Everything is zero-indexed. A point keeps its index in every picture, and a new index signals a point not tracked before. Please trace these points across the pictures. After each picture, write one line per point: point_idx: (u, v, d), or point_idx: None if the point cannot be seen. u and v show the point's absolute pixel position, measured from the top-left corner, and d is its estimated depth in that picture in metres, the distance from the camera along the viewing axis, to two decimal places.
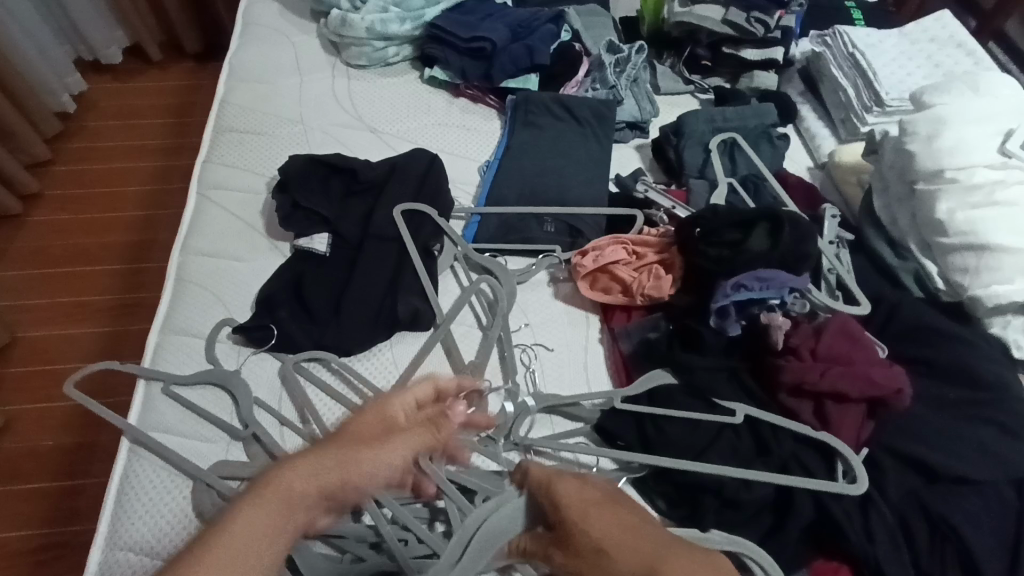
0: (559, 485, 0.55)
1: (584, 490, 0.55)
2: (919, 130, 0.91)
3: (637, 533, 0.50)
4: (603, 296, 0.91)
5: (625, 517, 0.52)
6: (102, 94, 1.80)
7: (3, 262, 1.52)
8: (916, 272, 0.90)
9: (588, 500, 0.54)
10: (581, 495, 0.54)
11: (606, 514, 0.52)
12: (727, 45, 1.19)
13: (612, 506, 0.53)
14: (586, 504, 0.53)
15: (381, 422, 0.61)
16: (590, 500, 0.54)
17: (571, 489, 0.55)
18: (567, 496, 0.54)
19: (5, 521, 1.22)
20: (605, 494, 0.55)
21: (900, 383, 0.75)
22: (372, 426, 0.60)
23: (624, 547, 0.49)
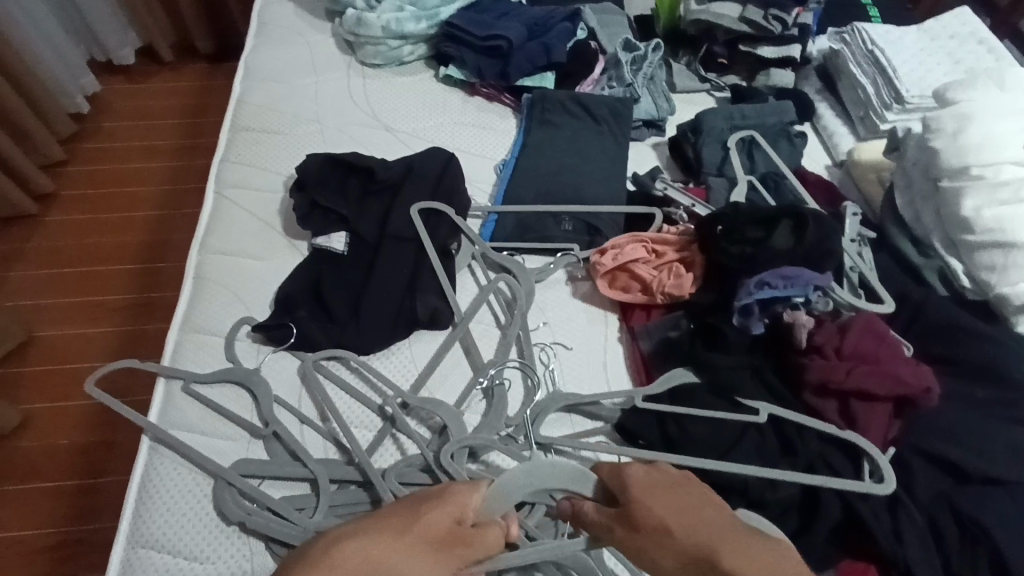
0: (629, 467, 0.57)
1: (645, 477, 0.56)
2: (944, 126, 0.90)
3: (683, 521, 0.52)
4: (623, 295, 0.90)
5: (679, 502, 0.54)
6: (116, 94, 1.81)
7: (18, 263, 1.53)
8: (942, 270, 0.90)
9: (637, 487, 0.55)
10: (649, 480, 0.56)
11: (653, 499, 0.54)
12: (744, 43, 1.18)
13: (666, 492, 0.54)
14: (635, 490, 0.55)
15: (450, 530, 0.53)
16: (638, 487, 0.55)
17: (629, 474, 0.56)
18: (634, 475, 0.56)
19: (22, 518, 1.23)
20: (677, 479, 0.56)
21: (928, 381, 0.74)
22: (448, 518, 0.54)
23: (688, 525, 0.52)
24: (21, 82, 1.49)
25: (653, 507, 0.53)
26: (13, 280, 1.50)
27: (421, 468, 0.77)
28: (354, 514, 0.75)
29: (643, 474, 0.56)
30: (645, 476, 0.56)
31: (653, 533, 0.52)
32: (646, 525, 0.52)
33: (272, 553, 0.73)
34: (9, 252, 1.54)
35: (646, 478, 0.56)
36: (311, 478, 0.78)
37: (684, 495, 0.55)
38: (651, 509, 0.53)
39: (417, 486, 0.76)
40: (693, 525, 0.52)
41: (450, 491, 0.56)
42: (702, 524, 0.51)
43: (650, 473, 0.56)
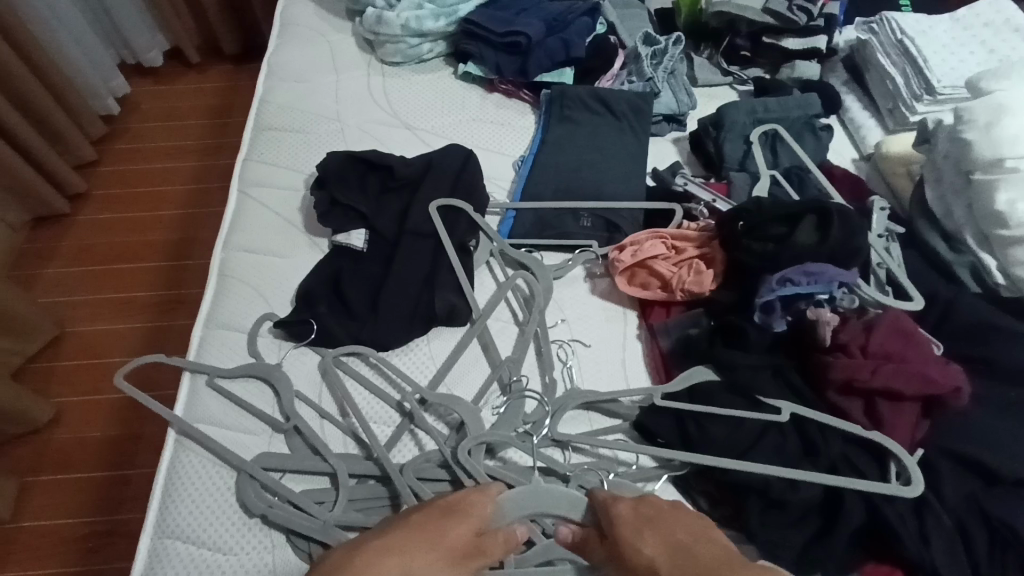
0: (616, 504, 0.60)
1: (632, 514, 0.58)
2: (977, 117, 0.87)
3: (669, 553, 0.55)
4: (642, 292, 0.89)
5: (663, 532, 0.56)
6: (144, 96, 1.86)
7: (52, 260, 1.58)
8: (973, 266, 0.87)
9: (623, 520, 0.58)
10: (637, 516, 0.58)
11: (640, 530, 0.57)
12: (768, 35, 1.16)
13: (653, 523, 0.57)
14: (623, 523, 0.58)
15: (468, 542, 0.58)
16: (624, 521, 0.58)
17: (616, 510, 0.59)
18: (622, 513, 0.59)
19: (56, 506, 1.27)
20: (668, 513, 0.58)
21: (958, 381, 0.73)
22: (464, 533, 0.58)
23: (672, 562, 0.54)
24: (54, 85, 1.53)
25: (638, 541, 0.56)
26: (47, 277, 1.55)
27: (439, 464, 0.77)
28: (374, 508, 0.76)
29: (630, 509, 0.59)
30: (631, 512, 0.59)
31: (641, 564, 0.55)
32: (636, 559, 0.56)
33: (294, 546, 0.74)
34: (43, 250, 1.59)
35: (632, 511, 0.59)
36: (331, 472, 0.79)
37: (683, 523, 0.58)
38: (636, 542, 0.56)
39: (435, 482, 0.77)
40: (678, 553, 0.54)
41: (467, 505, 0.61)
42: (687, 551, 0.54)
43: (637, 508, 0.59)
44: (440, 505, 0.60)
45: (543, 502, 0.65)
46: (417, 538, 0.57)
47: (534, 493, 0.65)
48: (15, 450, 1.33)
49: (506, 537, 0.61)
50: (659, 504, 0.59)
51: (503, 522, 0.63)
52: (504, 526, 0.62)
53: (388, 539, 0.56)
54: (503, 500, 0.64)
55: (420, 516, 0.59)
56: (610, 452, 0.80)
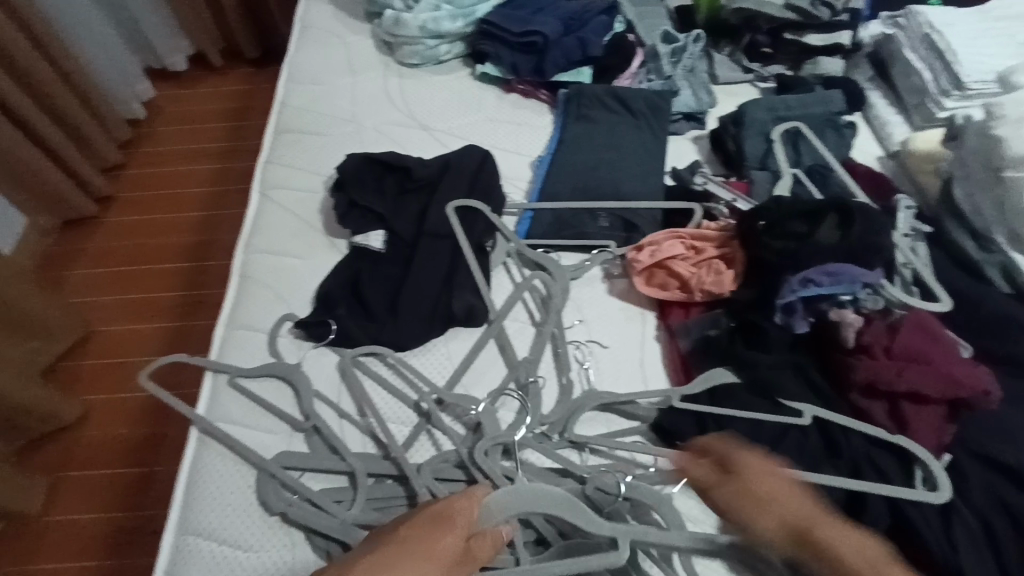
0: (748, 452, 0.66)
1: (759, 462, 0.65)
2: (1008, 113, 0.85)
3: (786, 505, 0.62)
4: (660, 292, 0.88)
5: (781, 487, 0.63)
6: (168, 101, 1.89)
7: (80, 262, 1.62)
8: (1003, 265, 0.84)
9: (749, 468, 0.64)
10: (765, 467, 0.65)
11: (760, 478, 0.63)
12: (789, 31, 1.14)
13: (776, 477, 0.64)
14: (746, 468, 0.64)
15: (458, 550, 0.63)
16: (748, 467, 0.64)
17: (745, 456, 0.65)
18: (752, 459, 0.65)
19: (84, 502, 1.30)
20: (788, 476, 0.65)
21: (986, 384, 0.70)
22: (454, 542, 0.62)
23: (792, 506, 0.62)
24: (81, 91, 1.56)
25: (757, 486, 0.63)
26: (75, 278, 1.59)
27: (456, 464, 0.77)
28: (391, 508, 0.76)
29: (755, 458, 0.65)
30: (756, 460, 0.65)
31: (756, 502, 0.62)
32: (753, 499, 0.62)
33: (313, 544, 0.75)
34: (71, 252, 1.63)
35: (760, 461, 0.65)
36: (349, 472, 0.79)
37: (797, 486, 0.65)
38: (755, 485, 0.63)
39: (452, 482, 0.77)
40: (790, 507, 0.62)
41: (452, 512, 0.64)
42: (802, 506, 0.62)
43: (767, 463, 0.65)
44: (430, 514, 0.64)
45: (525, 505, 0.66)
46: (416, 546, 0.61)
47: (515, 500, 0.66)
48: (45, 447, 1.36)
49: (492, 539, 0.65)
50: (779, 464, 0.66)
51: (488, 524, 0.66)
52: (488, 527, 0.66)
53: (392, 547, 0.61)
54: (488, 502, 0.66)
55: (417, 523, 0.63)
56: (628, 453, 0.79)
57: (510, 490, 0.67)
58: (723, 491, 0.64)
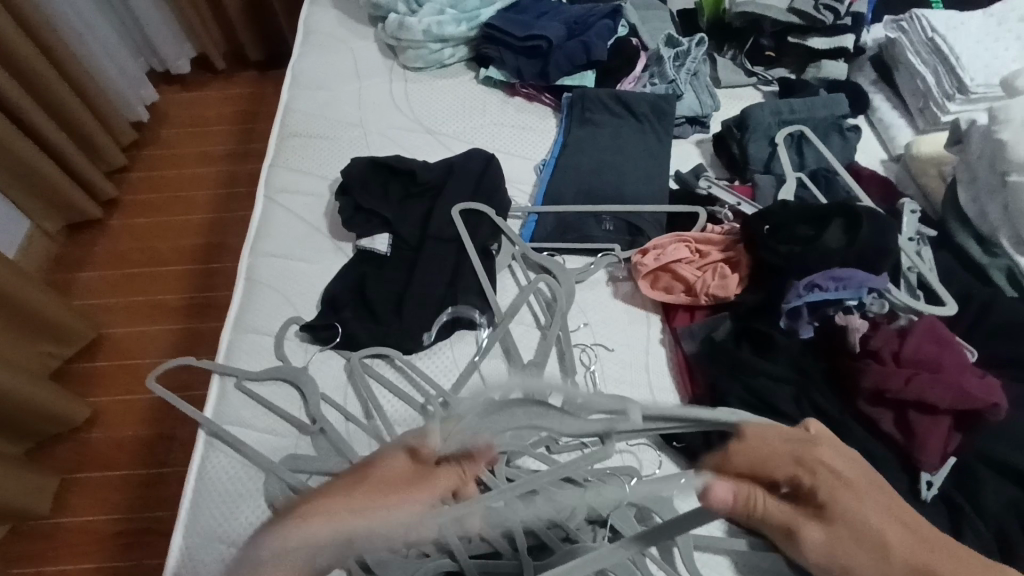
0: (773, 461, 0.47)
1: (841, 456, 0.48)
2: (1012, 116, 0.84)
3: (891, 529, 0.47)
4: (665, 296, 0.88)
5: (833, 488, 0.47)
6: (172, 104, 1.90)
7: (86, 266, 1.62)
8: (1009, 269, 0.85)
9: (769, 467, 0.47)
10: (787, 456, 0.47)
11: (862, 500, 0.47)
12: (793, 35, 1.15)
13: (876, 496, 0.48)
14: (852, 483, 0.47)
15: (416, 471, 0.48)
16: (853, 483, 0.47)
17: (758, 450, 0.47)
18: (779, 459, 0.47)
19: (94, 504, 1.31)
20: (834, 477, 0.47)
21: (996, 396, 0.70)
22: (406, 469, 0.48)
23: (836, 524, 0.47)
24: (85, 92, 1.56)
25: (834, 522, 0.47)
26: (82, 282, 1.59)
27: None
28: None
29: (835, 455, 0.48)
30: (834, 455, 0.48)
31: (858, 551, 0.46)
32: (850, 542, 0.46)
33: None
34: (77, 256, 1.64)
35: (835, 450, 0.49)
36: None
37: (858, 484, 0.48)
38: (865, 514, 0.47)
39: None
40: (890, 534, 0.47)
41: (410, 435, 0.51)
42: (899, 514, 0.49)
43: (803, 471, 0.47)
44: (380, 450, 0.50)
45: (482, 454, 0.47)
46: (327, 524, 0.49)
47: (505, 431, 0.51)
48: (54, 450, 1.37)
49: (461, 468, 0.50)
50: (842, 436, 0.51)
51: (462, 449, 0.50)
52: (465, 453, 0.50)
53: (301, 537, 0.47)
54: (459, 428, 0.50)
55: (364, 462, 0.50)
56: (633, 456, 0.79)
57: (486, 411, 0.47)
58: (821, 532, 0.47)
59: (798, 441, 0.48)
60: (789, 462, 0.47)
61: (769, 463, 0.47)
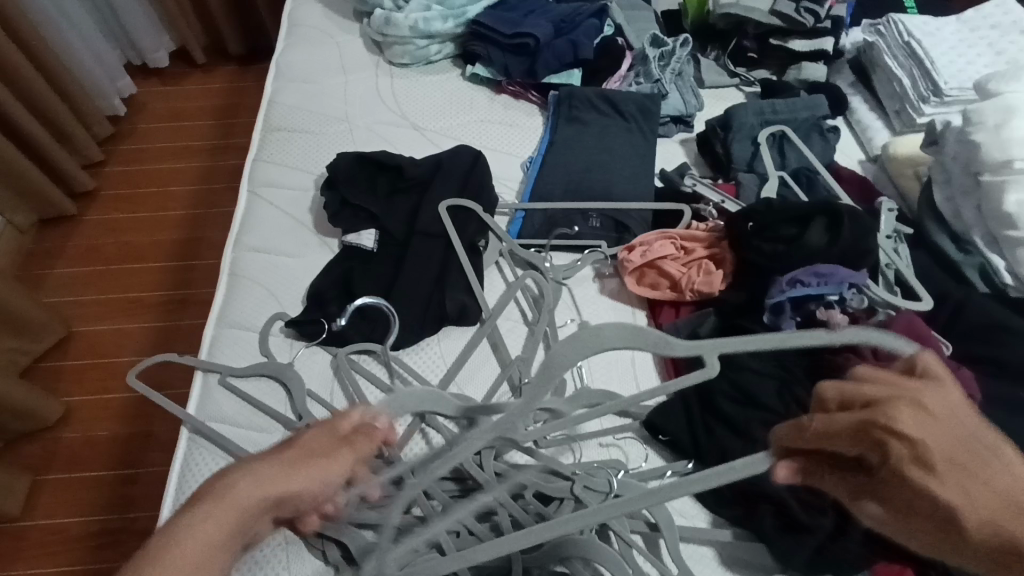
0: (843, 428, 0.42)
1: (919, 419, 0.40)
2: (986, 119, 0.87)
3: (972, 506, 0.39)
4: (651, 292, 0.90)
5: (907, 452, 0.40)
6: (151, 97, 1.86)
7: (59, 260, 1.58)
8: (982, 267, 0.88)
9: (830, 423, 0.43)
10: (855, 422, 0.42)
11: (948, 482, 0.39)
12: (775, 37, 1.17)
13: (967, 472, 0.40)
14: (935, 465, 0.39)
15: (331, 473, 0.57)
16: (936, 461, 0.39)
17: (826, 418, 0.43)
18: (845, 424, 0.42)
19: (66, 504, 1.28)
20: (910, 442, 0.40)
21: (970, 389, 0.73)
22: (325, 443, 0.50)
23: (911, 497, 0.40)
24: (60, 81, 1.53)
25: (909, 499, 0.40)
26: (54, 277, 1.56)
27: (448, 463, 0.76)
28: None
29: (919, 423, 0.40)
30: (915, 418, 0.41)
31: (929, 528, 0.40)
32: (913, 518, 0.41)
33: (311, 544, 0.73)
34: (49, 250, 1.60)
35: (916, 409, 0.41)
36: None
37: (944, 448, 0.40)
38: (943, 494, 0.39)
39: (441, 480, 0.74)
40: (981, 508, 0.39)
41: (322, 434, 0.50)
42: (1007, 490, 0.39)
43: (871, 436, 0.41)
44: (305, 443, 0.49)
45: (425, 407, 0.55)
46: (217, 517, 0.44)
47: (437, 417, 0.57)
48: (23, 449, 1.33)
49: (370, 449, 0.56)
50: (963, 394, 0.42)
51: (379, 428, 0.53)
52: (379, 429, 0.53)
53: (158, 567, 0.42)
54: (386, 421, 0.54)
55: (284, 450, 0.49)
56: (620, 450, 0.81)
57: (539, 378, 0.48)
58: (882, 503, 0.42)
59: (867, 401, 0.42)
60: (859, 429, 0.42)
61: (834, 433, 0.43)
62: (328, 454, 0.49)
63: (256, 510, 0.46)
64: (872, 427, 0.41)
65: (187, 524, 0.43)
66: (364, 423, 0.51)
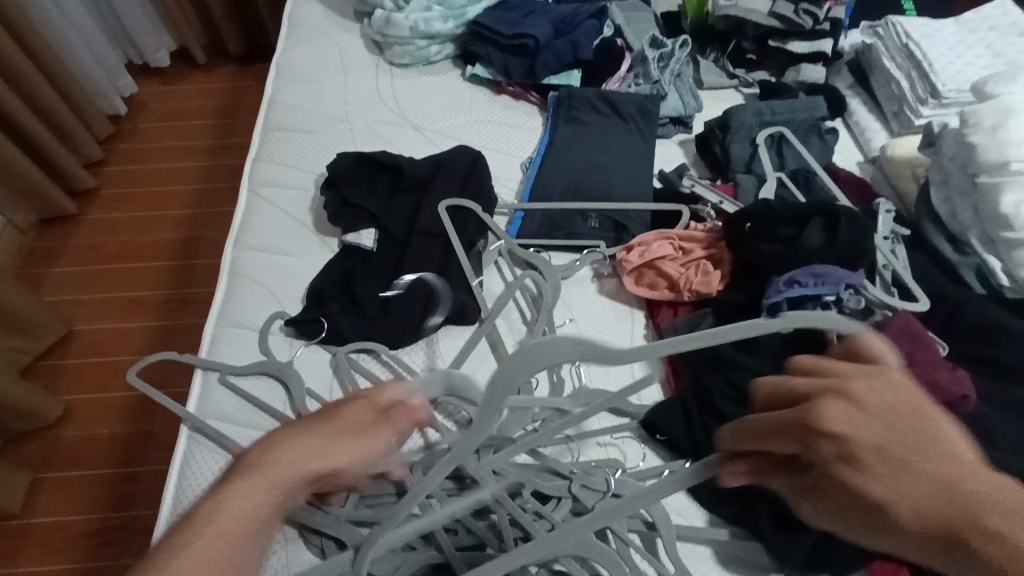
0: (771, 434, 0.41)
1: (847, 416, 0.39)
2: (983, 121, 0.88)
3: (905, 495, 0.39)
4: (649, 292, 0.90)
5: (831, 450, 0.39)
6: (151, 97, 1.87)
7: (60, 259, 1.59)
8: (979, 268, 0.88)
9: (761, 423, 0.42)
10: (779, 425, 0.41)
11: (876, 474, 0.39)
12: (774, 39, 1.17)
13: (896, 461, 0.39)
14: (862, 459, 0.39)
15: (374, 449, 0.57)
16: (864, 456, 0.39)
17: (755, 421, 0.42)
18: (771, 424, 0.41)
19: (66, 502, 1.28)
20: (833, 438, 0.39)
21: (965, 388, 0.73)
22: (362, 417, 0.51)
23: (845, 490, 0.40)
24: (61, 81, 1.53)
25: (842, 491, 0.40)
26: (55, 276, 1.56)
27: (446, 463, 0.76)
28: (382, 505, 0.74)
29: (847, 419, 0.38)
30: (848, 414, 0.39)
31: (858, 516, 0.41)
32: (854, 510, 0.41)
33: (308, 542, 0.73)
34: (50, 250, 1.60)
35: (848, 403, 0.39)
36: None
37: (871, 438, 0.39)
38: (871, 489, 0.39)
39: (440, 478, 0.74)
40: (914, 495, 0.39)
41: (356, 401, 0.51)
42: (938, 473, 0.39)
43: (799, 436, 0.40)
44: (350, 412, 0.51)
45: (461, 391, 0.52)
46: (256, 486, 0.48)
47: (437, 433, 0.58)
48: (23, 447, 1.33)
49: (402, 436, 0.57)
50: (893, 376, 0.40)
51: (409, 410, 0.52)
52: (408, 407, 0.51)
53: (206, 531, 0.48)
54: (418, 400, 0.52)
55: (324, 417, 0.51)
56: (618, 449, 0.81)
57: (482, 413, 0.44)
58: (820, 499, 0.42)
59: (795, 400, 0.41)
60: (784, 429, 0.41)
61: (764, 438, 0.42)
62: (361, 433, 0.50)
63: (292, 481, 0.49)
64: (799, 428, 0.40)
65: (229, 493, 0.48)
66: (400, 399, 0.51)
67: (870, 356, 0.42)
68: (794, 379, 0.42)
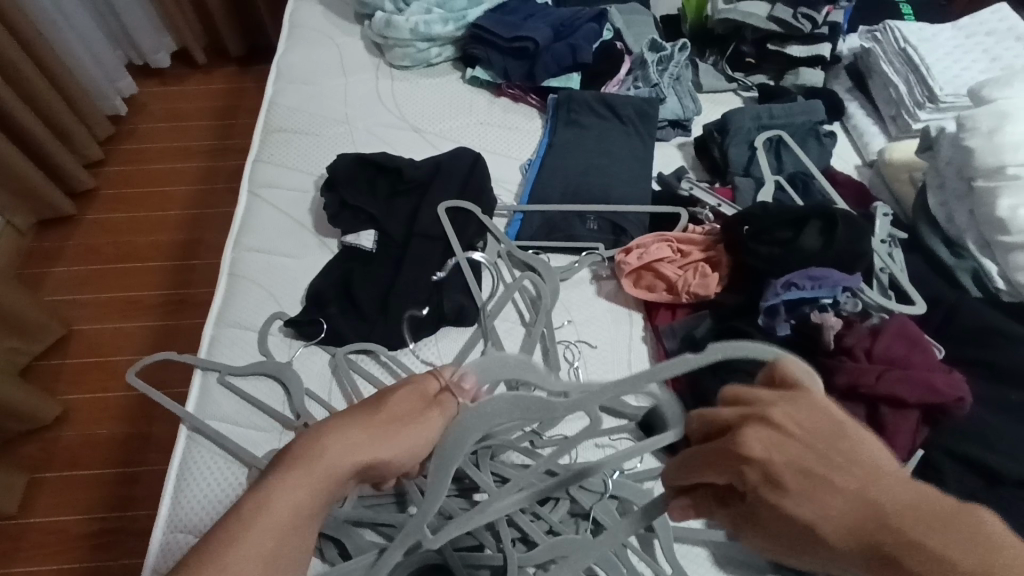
0: (700, 462, 0.45)
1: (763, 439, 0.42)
2: (979, 125, 0.88)
3: (826, 513, 0.40)
4: (647, 294, 0.91)
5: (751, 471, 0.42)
6: (152, 98, 1.87)
7: (60, 260, 1.59)
8: (975, 271, 0.89)
9: (692, 455, 0.46)
10: (704, 455, 0.45)
11: (798, 496, 0.41)
12: (773, 42, 1.17)
13: (814, 480, 0.40)
14: (783, 481, 0.41)
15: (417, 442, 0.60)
16: (781, 476, 0.41)
17: (686, 454, 0.46)
18: (700, 455, 0.45)
19: (64, 503, 1.28)
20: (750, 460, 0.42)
21: (961, 391, 0.74)
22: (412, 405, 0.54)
23: (771, 516, 0.42)
24: (63, 81, 1.53)
25: (768, 518, 0.42)
26: (54, 277, 1.56)
27: None
28: (381, 505, 0.74)
29: (764, 443, 0.42)
30: (763, 438, 0.42)
31: (792, 542, 0.42)
32: (785, 538, 0.42)
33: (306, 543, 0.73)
34: (50, 250, 1.60)
35: (765, 428, 0.42)
36: None
37: (785, 458, 0.41)
38: (790, 508, 0.41)
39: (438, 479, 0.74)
40: (837, 516, 0.40)
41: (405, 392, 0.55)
42: (861, 492, 0.40)
43: (720, 463, 0.43)
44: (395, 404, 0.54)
45: (514, 376, 0.51)
46: (308, 481, 0.50)
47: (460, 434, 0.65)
48: (22, 448, 1.33)
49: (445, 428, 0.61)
50: (807, 401, 0.43)
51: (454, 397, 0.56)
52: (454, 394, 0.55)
53: (262, 521, 0.49)
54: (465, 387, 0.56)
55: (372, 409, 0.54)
56: (616, 451, 0.82)
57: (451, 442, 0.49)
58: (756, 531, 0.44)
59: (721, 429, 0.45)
60: (709, 458, 0.44)
61: (695, 470, 0.45)
62: (412, 419, 0.53)
63: (341, 473, 0.51)
64: (720, 454, 0.43)
65: (282, 483, 0.50)
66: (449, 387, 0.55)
67: (790, 381, 0.45)
68: (723, 408, 0.45)
